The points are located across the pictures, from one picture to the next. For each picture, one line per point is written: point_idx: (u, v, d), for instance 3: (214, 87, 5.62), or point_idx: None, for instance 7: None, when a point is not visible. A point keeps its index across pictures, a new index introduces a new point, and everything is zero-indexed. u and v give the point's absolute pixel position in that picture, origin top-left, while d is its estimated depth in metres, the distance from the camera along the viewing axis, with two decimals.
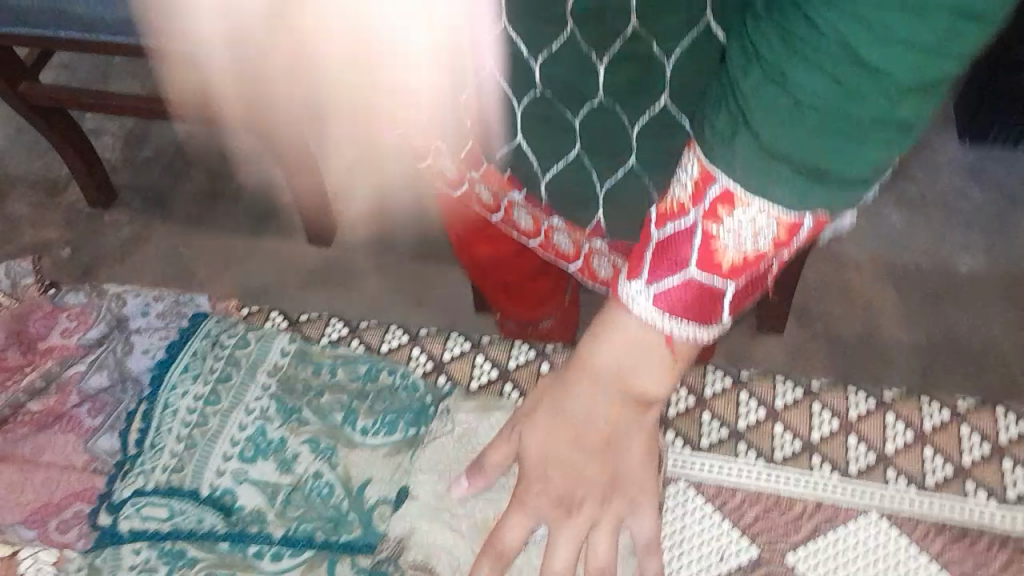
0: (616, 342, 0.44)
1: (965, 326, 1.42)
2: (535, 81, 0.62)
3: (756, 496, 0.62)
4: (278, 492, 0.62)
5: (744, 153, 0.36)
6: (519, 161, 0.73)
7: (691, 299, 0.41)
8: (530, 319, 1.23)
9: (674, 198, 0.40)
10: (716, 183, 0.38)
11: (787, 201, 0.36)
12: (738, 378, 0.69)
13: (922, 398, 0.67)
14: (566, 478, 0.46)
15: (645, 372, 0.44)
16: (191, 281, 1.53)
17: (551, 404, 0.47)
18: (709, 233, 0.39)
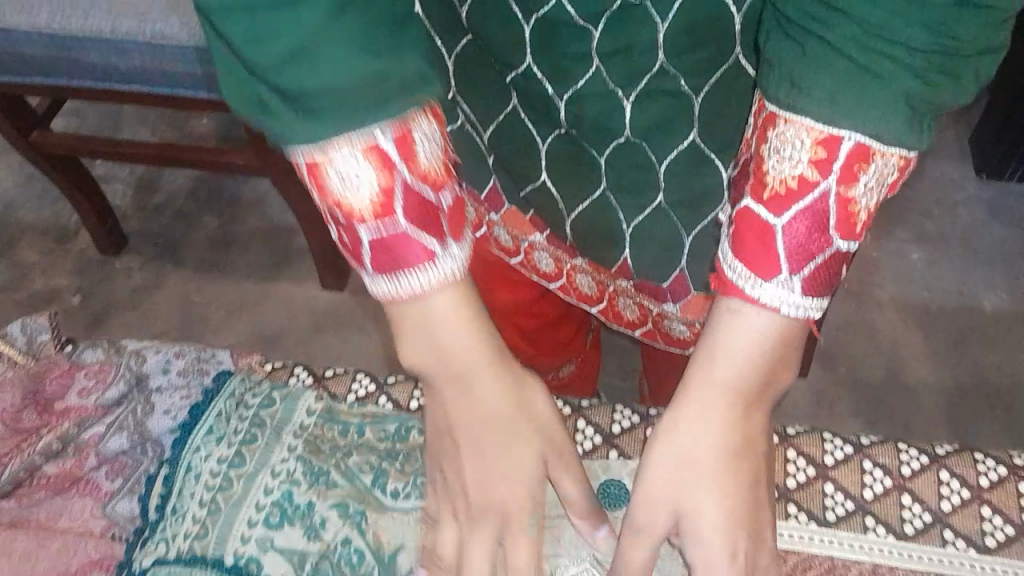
0: (742, 344, 0.42)
1: (992, 367, 1.39)
2: (561, 121, 0.60)
3: (809, 561, 0.59)
4: (305, 561, 0.60)
5: (872, 113, 0.35)
6: (544, 203, 0.71)
7: (825, 264, 0.40)
8: (550, 366, 1.20)
9: (786, 176, 0.38)
10: (845, 141, 0.36)
11: (912, 136, 0.36)
12: (783, 434, 0.66)
13: (976, 454, 0.64)
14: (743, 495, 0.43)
15: (778, 372, 0.42)
16: (202, 329, 1.51)
17: (672, 436, 0.44)
18: (845, 195, 0.38)
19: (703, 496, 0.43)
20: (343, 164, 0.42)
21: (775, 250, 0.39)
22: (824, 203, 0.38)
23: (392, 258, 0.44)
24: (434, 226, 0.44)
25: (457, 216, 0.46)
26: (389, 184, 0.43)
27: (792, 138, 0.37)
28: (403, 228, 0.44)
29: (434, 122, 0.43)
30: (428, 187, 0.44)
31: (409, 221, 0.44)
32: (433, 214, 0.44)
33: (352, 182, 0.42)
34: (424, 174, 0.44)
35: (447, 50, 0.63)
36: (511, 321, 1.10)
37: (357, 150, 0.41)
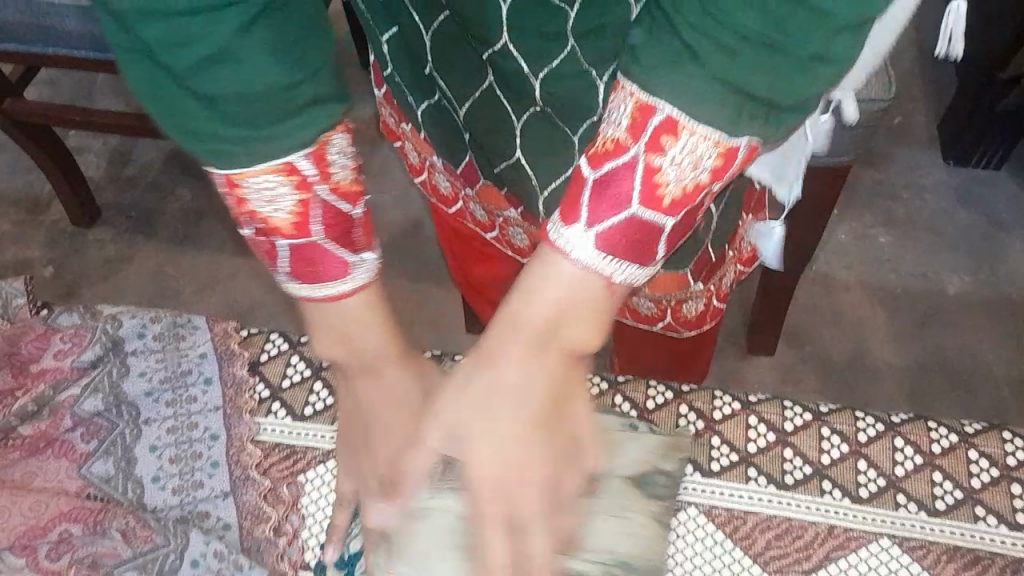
0: (551, 288, 0.39)
1: (952, 348, 1.43)
2: (535, 100, 0.61)
3: (766, 521, 0.62)
4: (282, 523, 0.62)
5: (692, 89, 0.33)
6: (518, 180, 0.72)
7: (630, 238, 0.37)
8: None
9: (608, 135, 0.36)
10: (659, 112, 0.34)
11: (726, 128, 0.34)
12: (745, 402, 0.68)
13: (930, 422, 0.67)
14: (531, 460, 0.40)
15: (590, 331, 0.40)
16: (176, 301, 1.51)
17: (478, 376, 0.41)
18: (652, 166, 0.36)
19: (496, 454, 0.40)
20: (268, 184, 0.42)
21: (579, 198, 0.37)
22: (632, 169, 0.36)
23: (312, 267, 0.45)
24: (345, 236, 0.45)
25: (365, 224, 0.46)
26: (306, 198, 0.43)
27: (622, 94, 0.35)
28: (320, 241, 0.44)
29: (346, 135, 0.43)
30: (342, 197, 0.44)
31: (325, 233, 0.44)
32: (346, 227, 0.45)
33: (270, 199, 0.42)
34: (338, 186, 0.44)
35: (425, 26, 0.63)
36: (486, 296, 1.12)
37: (274, 171, 0.41)
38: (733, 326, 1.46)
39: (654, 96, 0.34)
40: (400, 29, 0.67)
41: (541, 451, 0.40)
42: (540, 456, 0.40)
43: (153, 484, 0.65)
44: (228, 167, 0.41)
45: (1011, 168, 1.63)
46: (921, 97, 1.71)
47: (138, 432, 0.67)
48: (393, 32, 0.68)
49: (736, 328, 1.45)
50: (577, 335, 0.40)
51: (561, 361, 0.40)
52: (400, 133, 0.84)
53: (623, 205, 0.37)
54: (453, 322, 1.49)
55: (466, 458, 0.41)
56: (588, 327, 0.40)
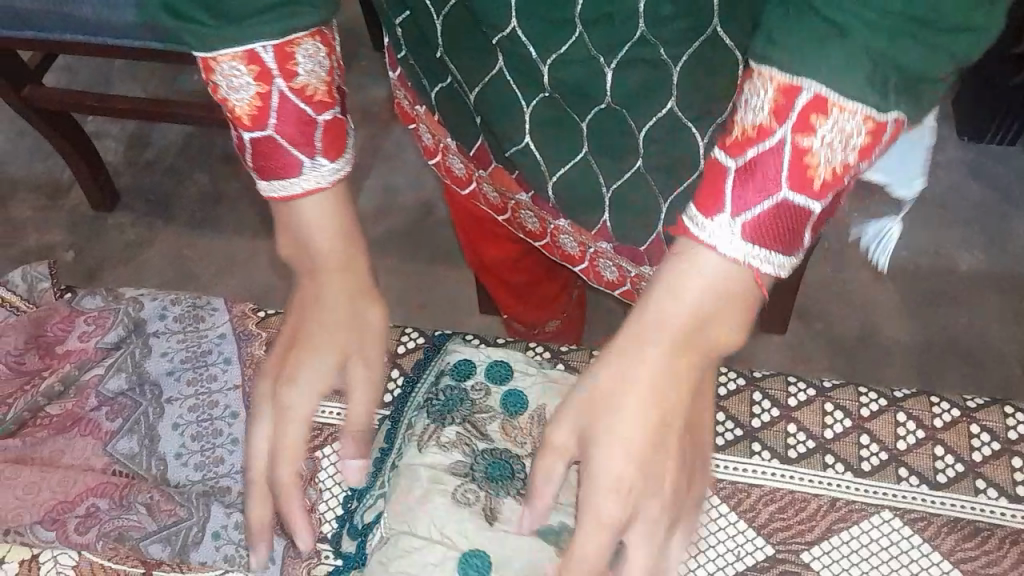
0: (692, 291, 0.39)
1: (965, 325, 1.44)
2: (545, 85, 0.63)
3: (770, 494, 0.63)
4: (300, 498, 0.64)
5: (836, 62, 0.33)
6: (527, 165, 0.73)
7: (774, 224, 0.38)
8: (537, 320, 1.25)
9: (746, 121, 0.37)
10: (804, 91, 0.35)
11: (873, 101, 0.34)
12: (751, 377, 0.69)
13: (932, 397, 0.68)
14: (653, 449, 0.41)
15: (728, 323, 0.40)
16: (194, 284, 1.54)
17: (614, 371, 0.41)
18: (800, 145, 0.36)
19: (616, 447, 0.40)
20: (234, 68, 0.46)
21: (722, 185, 0.38)
22: (776, 152, 0.36)
23: (271, 159, 0.49)
24: (304, 136, 0.49)
25: (335, 133, 0.50)
26: (265, 90, 0.47)
27: (763, 79, 0.36)
28: (274, 134, 0.48)
29: (318, 45, 0.48)
30: (303, 99, 0.48)
31: (279, 126, 0.48)
32: (307, 130, 0.49)
33: (233, 85, 0.47)
34: (302, 88, 0.48)
35: (437, 9, 0.64)
36: (498, 275, 1.14)
37: (238, 58, 0.46)
38: None
39: (794, 78, 0.35)
40: (412, 13, 0.68)
41: (658, 445, 0.41)
42: (657, 443, 0.41)
43: (176, 460, 0.67)
44: (202, 48, 0.45)
45: None
46: None
47: (160, 410, 0.69)
48: (405, 15, 0.69)
49: None
50: (718, 332, 0.40)
51: (702, 356, 0.41)
52: (415, 116, 0.86)
53: (772, 189, 0.37)
54: (466, 302, 1.50)
55: (597, 450, 0.41)
56: (737, 318, 0.40)
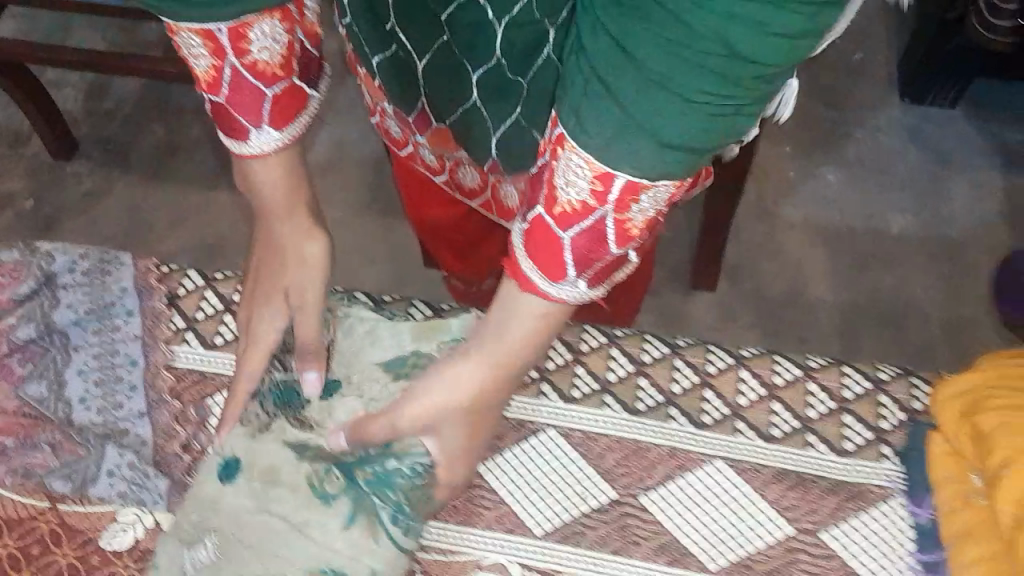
0: (521, 317, 0.53)
1: (889, 286, 1.49)
2: (494, 50, 0.62)
3: (616, 443, 0.69)
4: (190, 441, 0.71)
5: (648, 160, 0.41)
6: (471, 128, 0.72)
7: (603, 262, 0.49)
8: (476, 277, 1.29)
9: (569, 202, 0.45)
10: (617, 180, 0.43)
11: (680, 173, 0.42)
12: (611, 336, 0.75)
13: (775, 357, 0.73)
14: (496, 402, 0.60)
15: (544, 334, 0.55)
16: (148, 233, 1.58)
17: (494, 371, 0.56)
18: (621, 218, 0.45)
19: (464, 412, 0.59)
20: (195, 47, 0.56)
21: (561, 253, 0.48)
22: (600, 224, 0.46)
23: (228, 119, 0.61)
24: (253, 105, 0.60)
25: (282, 103, 0.61)
26: (220, 63, 0.57)
27: (578, 166, 0.43)
28: (227, 96, 0.59)
29: (276, 25, 0.56)
30: (255, 75, 0.58)
31: (232, 95, 0.59)
32: (256, 99, 0.59)
33: (194, 55, 0.57)
34: (253, 64, 0.57)
35: None
36: (439, 235, 1.18)
37: (198, 37, 0.55)
38: (678, 262, 1.51)
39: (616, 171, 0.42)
40: None
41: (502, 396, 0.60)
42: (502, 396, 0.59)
43: (80, 404, 0.73)
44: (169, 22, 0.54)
45: (967, 109, 1.65)
46: (884, 34, 1.73)
47: (68, 357, 0.75)
48: None
49: (681, 264, 1.51)
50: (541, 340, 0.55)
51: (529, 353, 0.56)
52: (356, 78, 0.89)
53: (598, 245, 0.47)
54: (411, 256, 1.55)
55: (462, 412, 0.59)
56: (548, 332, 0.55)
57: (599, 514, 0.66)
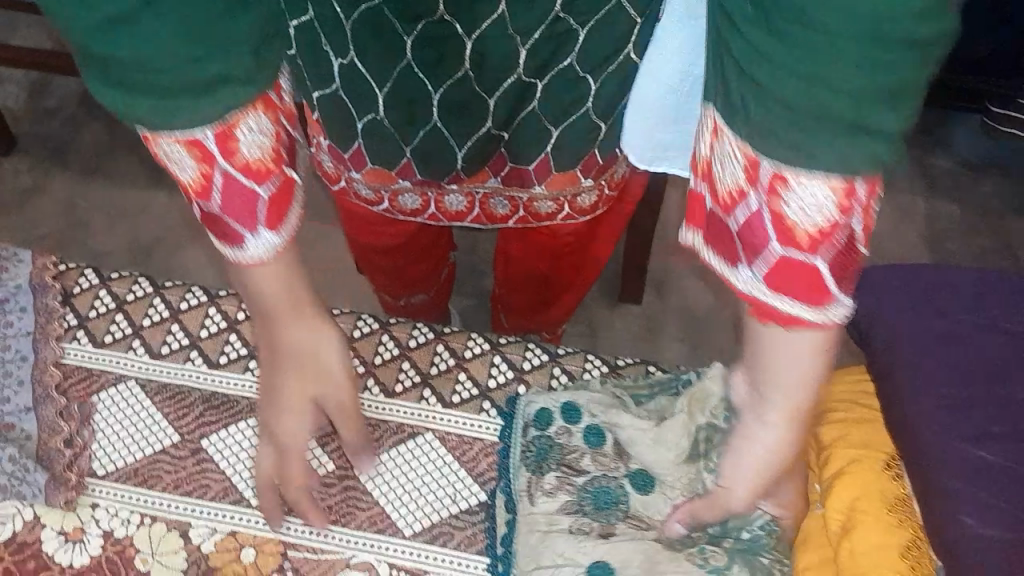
0: (789, 363, 0.43)
1: None
2: (461, 67, 0.74)
3: (489, 447, 0.72)
4: (73, 436, 0.72)
5: (850, 152, 0.35)
6: (437, 145, 0.84)
7: (831, 288, 0.39)
8: (403, 292, 1.31)
9: (793, 222, 0.38)
10: (859, 185, 0.36)
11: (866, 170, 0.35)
12: (494, 343, 0.78)
13: (647, 367, 0.78)
14: (791, 462, 0.50)
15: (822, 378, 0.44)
16: (84, 231, 1.59)
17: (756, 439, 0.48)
18: (852, 230, 0.38)
19: (744, 482, 0.50)
20: (167, 154, 0.44)
21: (798, 284, 0.39)
22: (835, 240, 0.38)
23: (221, 228, 0.47)
24: (248, 214, 0.46)
25: (281, 198, 0.47)
26: (208, 170, 0.44)
27: (799, 181, 0.36)
28: (218, 211, 0.46)
29: (263, 117, 0.44)
30: (247, 176, 0.45)
31: (224, 207, 0.46)
32: (250, 202, 0.46)
33: (176, 162, 0.44)
34: (247, 166, 0.45)
35: (347, 16, 0.70)
36: (368, 258, 1.20)
37: (178, 144, 0.43)
38: (607, 276, 1.54)
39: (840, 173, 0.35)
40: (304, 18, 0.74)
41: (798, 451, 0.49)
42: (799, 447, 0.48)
43: None
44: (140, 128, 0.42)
45: None
46: None
47: None
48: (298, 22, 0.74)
49: (610, 277, 1.54)
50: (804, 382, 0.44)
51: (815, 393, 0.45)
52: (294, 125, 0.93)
53: (822, 281, 0.39)
54: None
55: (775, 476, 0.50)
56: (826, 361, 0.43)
57: (468, 515, 0.69)
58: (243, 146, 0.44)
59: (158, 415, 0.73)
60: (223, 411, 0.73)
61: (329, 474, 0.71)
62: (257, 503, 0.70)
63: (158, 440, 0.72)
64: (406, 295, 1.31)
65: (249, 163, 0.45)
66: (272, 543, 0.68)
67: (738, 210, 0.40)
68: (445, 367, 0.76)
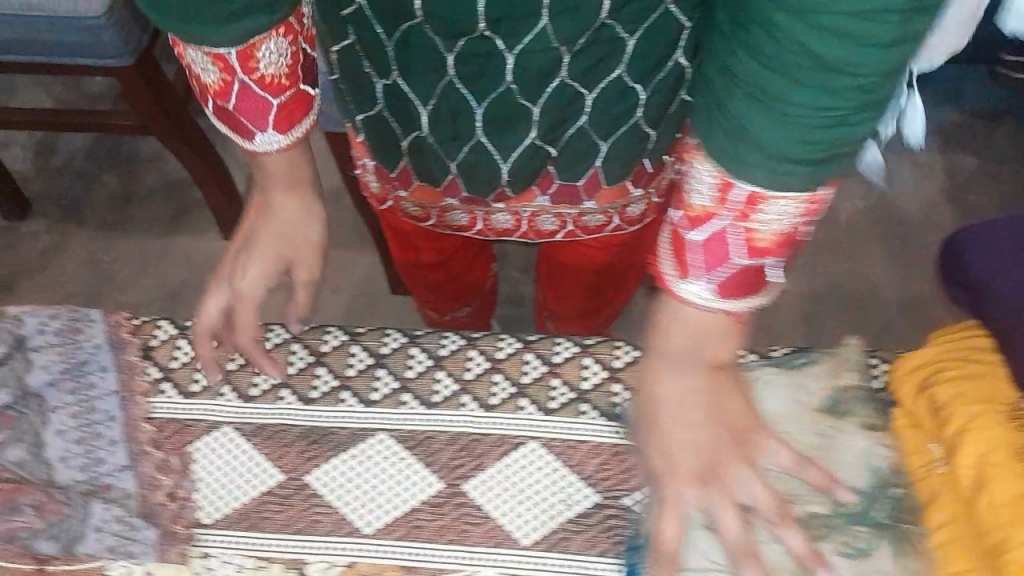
0: (680, 330, 0.56)
1: (847, 271, 1.51)
2: (503, 82, 0.72)
3: (595, 449, 0.72)
4: (175, 489, 0.71)
5: (772, 171, 0.44)
6: (479, 159, 0.82)
7: (735, 276, 0.51)
8: (448, 307, 1.32)
9: (698, 205, 0.49)
10: (742, 188, 0.46)
11: (795, 182, 0.44)
12: (583, 345, 0.78)
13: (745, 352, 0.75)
14: (708, 455, 0.59)
15: (716, 344, 0.56)
16: (111, 285, 1.58)
17: (664, 410, 0.59)
18: (748, 228, 0.48)
19: (665, 459, 0.59)
20: (205, 64, 0.61)
21: (692, 257, 0.51)
22: (730, 231, 0.49)
23: (235, 123, 0.66)
24: (259, 115, 0.65)
25: (289, 108, 0.66)
26: (227, 78, 0.62)
27: (702, 171, 0.48)
28: (233, 111, 0.65)
29: (279, 45, 0.62)
30: (262, 89, 0.63)
31: (237, 106, 0.64)
32: (264, 107, 0.65)
33: (201, 67, 0.62)
34: (260, 78, 0.62)
35: (387, 36, 0.70)
36: (413, 274, 1.21)
37: (204, 56, 0.60)
38: None
39: (752, 181, 0.45)
40: (348, 39, 0.75)
41: (715, 441, 0.59)
42: (707, 436, 0.58)
43: (62, 463, 0.73)
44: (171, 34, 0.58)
45: None
46: None
47: (45, 418, 0.75)
48: (344, 42, 0.75)
49: None
50: (704, 349, 0.56)
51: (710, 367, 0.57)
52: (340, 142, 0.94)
53: (721, 261, 0.50)
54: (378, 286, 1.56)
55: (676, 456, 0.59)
56: (716, 335, 0.56)
57: (584, 518, 0.69)
58: (260, 64, 0.61)
59: (258, 457, 0.73)
60: (323, 444, 0.73)
61: (438, 494, 0.71)
62: (371, 532, 0.69)
63: (262, 481, 0.72)
64: (451, 309, 1.31)
65: (263, 78, 0.62)
66: (391, 569, 0.68)
67: (706, 223, 0.50)
68: (536, 375, 0.76)
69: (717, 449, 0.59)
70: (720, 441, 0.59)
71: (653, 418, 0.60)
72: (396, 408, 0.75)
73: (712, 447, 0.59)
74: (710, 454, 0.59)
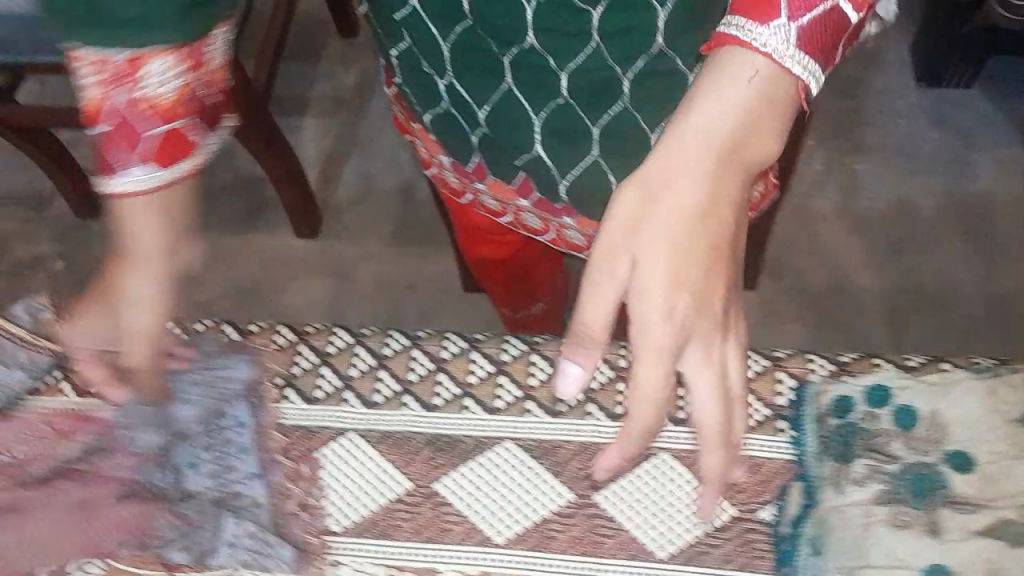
0: (724, 102, 0.46)
1: (928, 269, 1.47)
2: (559, 91, 0.66)
3: None
4: (305, 498, 0.71)
5: None
6: (537, 172, 0.75)
7: (821, 26, 0.46)
8: (522, 305, 1.29)
9: None
10: None
11: None
12: None
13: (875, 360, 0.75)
14: (705, 267, 0.46)
15: (751, 132, 0.47)
16: None
17: (662, 203, 0.46)
18: None
19: (653, 270, 0.45)
20: (90, 63, 0.50)
21: (780, 0, 0.45)
22: None
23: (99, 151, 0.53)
24: (127, 139, 0.52)
25: (167, 146, 0.53)
26: (106, 87, 0.51)
27: None
28: (102, 132, 0.52)
29: (173, 66, 0.51)
30: (146, 111, 0.52)
31: (109, 127, 0.52)
32: (135, 135, 0.52)
33: (85, 76, 0.51)
34: (145, 98, 0.51)
35: (443, 36, 0.66)
36: (495, 274, 1.19)
37: (93, 64, 0.50)
38: None
39: None
40: (406, 44, 0.70)
41: (712, 251, 0.46)
42: (704, 247, 0.46)
43: None
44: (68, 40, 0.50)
45: (983, 86, 1.64)
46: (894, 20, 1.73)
47: None
48: (401, 47, 0.71)
49: None
50: (752, 147, 0.47)
51: (743, 169, 0.47)
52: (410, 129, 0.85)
53: (818, 1, 0.45)
54: (448, 285, 1.55)
55: (662, 264, 0.45)
56: (763, 132, 0.47)
57: (722, 532, 0.68)
58: (148, 78, 0.50)
59: (386, 465, 0.72)
60: (450, 453, 0.72)
61: (570, 504, 0.69)
62: (503, 542, 0.68)
63: (391, 490, 0.71)
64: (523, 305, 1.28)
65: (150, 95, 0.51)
66: None
67: None
68: None
69: (710, 276, 0.46)
70: (718, 259, 0.46)
71: (645, 214, 0.46)
72: (522, 416, 0.74)
73: (708, 259, 0.46)
74: (708, 267, 0.46)
